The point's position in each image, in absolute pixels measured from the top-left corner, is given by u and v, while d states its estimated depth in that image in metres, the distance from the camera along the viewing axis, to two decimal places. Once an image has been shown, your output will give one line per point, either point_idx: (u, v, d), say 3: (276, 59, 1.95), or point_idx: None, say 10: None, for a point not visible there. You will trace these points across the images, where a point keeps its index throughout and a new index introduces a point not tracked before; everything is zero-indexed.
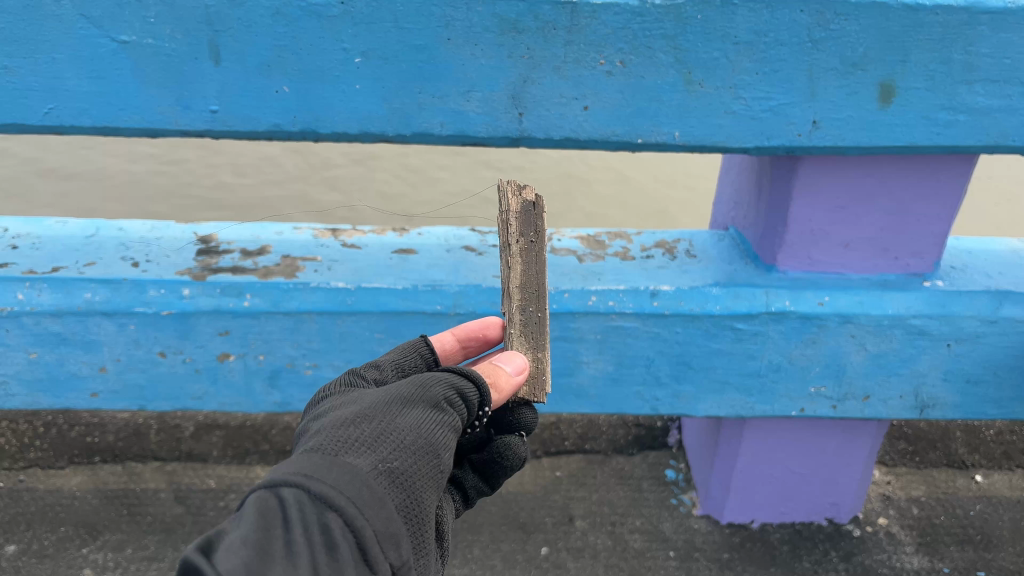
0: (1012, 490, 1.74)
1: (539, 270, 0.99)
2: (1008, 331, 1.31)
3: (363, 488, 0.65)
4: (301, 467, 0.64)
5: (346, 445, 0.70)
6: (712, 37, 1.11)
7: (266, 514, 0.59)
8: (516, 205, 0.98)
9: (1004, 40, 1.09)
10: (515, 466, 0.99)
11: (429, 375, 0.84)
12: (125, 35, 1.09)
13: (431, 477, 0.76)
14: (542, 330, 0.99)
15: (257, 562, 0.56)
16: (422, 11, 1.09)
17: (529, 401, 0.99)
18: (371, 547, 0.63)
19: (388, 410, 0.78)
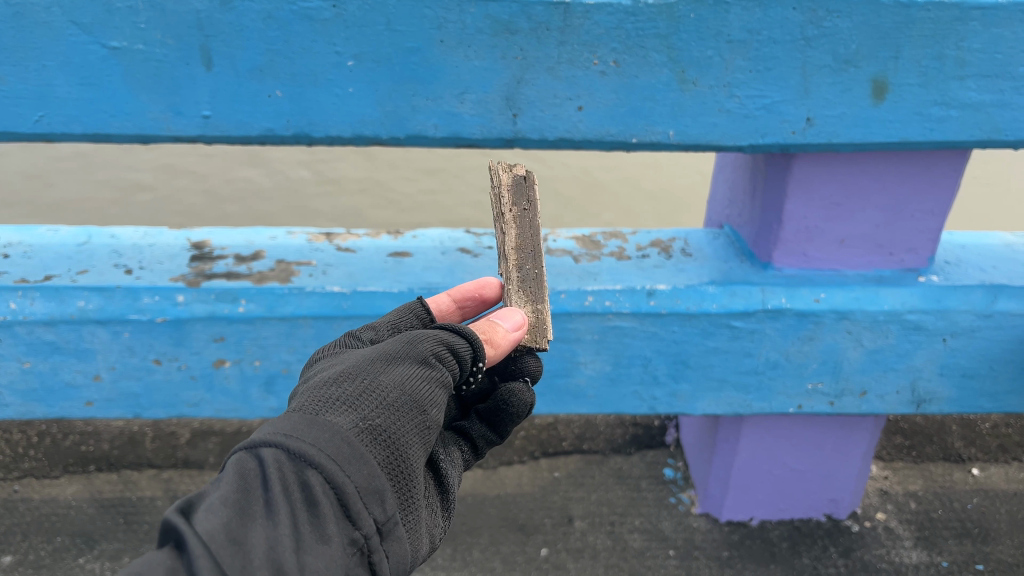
0: (1008, 483, 1.75)
1: (534, 233, 1.02)
2: (1003, 325, 1.32)
3: (344, 445, 0.65)
4: (280, 427, 0.64)
5: (327, 401, 0.70)
6: (705, 35, 1.10)
7: (244, 475, 0.60)
8: (505, 180, 1.02)
9: (995, 35, 1.09)
10: (521, 413, 0.97)
11: (416, 332, 0.83)
12: (115, 41, 1.09)
13: (419, 432, 0.74)
14: (540, 285, 1.00)
15: (237, 521, 0.57)
16: (415, 13, 1.08)
17: (532, 349, 0.98)
18: (352, 503, 0.63)
19: (372, 367, 0.76)
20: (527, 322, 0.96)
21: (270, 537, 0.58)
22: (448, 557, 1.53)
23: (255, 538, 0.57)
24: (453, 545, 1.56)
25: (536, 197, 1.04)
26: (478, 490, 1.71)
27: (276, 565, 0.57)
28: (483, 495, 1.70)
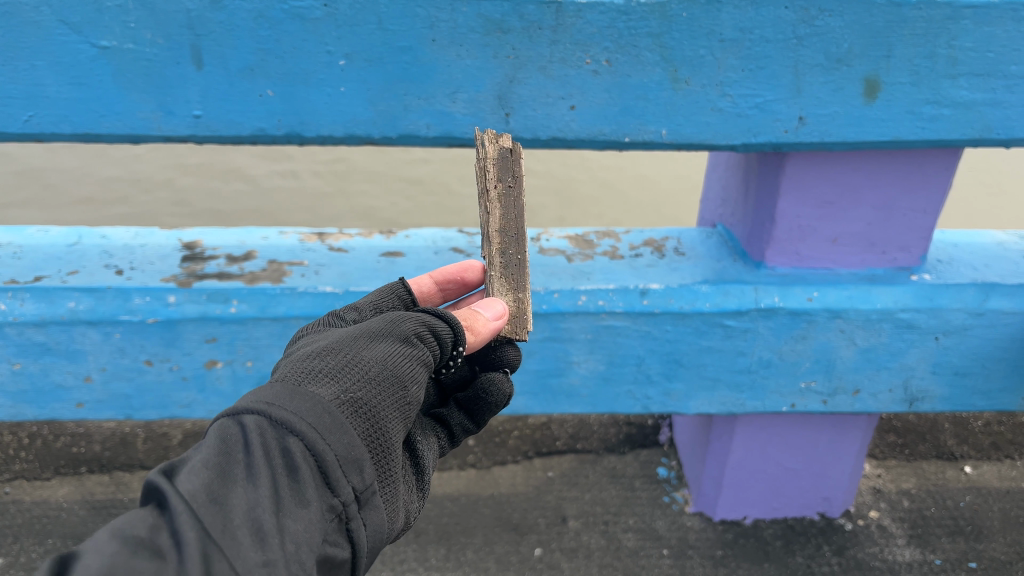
0: (1000, 481, 1.75)
1: (517, 213, 1.00)
2: (995, 323, 1.32)
3: (325, 413, 0.64)
4: (261, 395, 0.62)
5: (309, 373, 0.69)
6: (697, 34, 1.10)
7: (225, 438, 0.58)
8: (491, 152, 0.99)
9: (987, 34, 1.09)
10: (499, 403, 0.97)
11: (398, 313, 0.82)
12: (105, 40, 1.08)
13: (400, 408, 0.73)
14: (522, 272, 0.99)
15: (218, 483, 0.56)
16: (406, 12, 1.08)
17: (512, 339, 0.98)
18: (332, 470, 0.62)
19: (354, 342, 0.75)
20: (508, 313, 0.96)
21: (253, 499, 0.57)
22: (442, 558, 1.53)
23: (237, 499, 0.56)
24: (447, 546, 1.56)
25: (522, 172, 1.00)
26: (472, 490, 1.71)
27: (258, 527, 0.56)
28: (477, 495, 1.70)
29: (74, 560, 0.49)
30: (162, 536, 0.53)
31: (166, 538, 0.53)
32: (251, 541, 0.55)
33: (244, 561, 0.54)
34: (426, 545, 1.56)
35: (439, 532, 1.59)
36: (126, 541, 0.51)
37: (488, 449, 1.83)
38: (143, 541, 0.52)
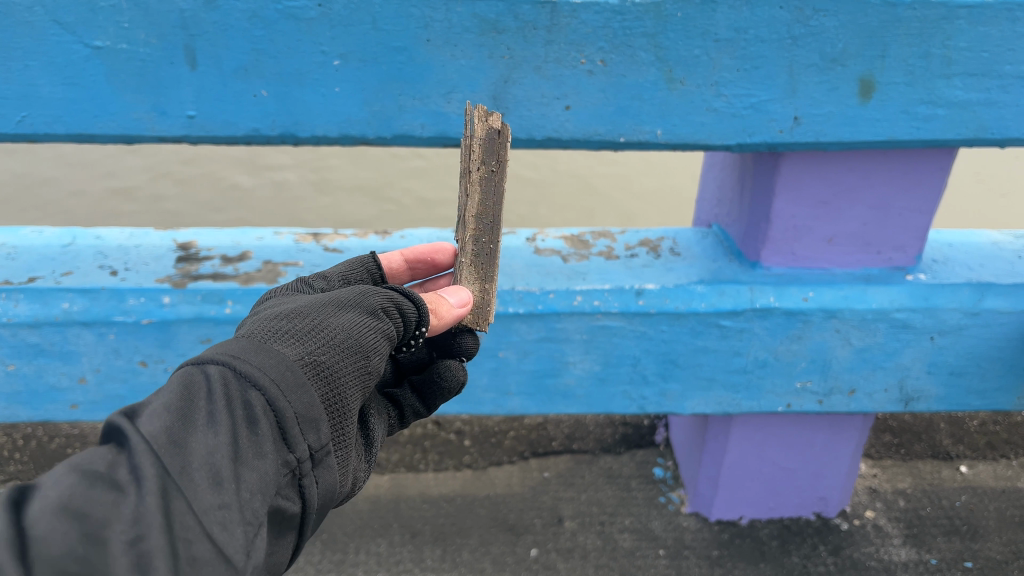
0: (996, 480, 1.76)
1: (495, 200, 0.99)
2: (990, 323, 1.32)
3: (288, 372, 0.66)
4: (226, 349, 0.64)
5: (274, 334, 0.70)
6: (692, 34, 1.10)
7: (188, 385, 0.59)
8: (479, 132, 0.96)
9: (982, 34, 1.09)
10: (452, 389, 1.03)
11: (364, 287, 0.85)
12: (99, 41, 1.07)
13: (359, 376, 0.76)
14: (492, 262, 1.01)
15: (178, 426, 0.57)
16: (401, 12, 1.08)
17: (472, 329, 1.02)
18: (291, 425, 0.63)
19: (320, 309, 0.77)
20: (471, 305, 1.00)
21: (213, 443, 0.57)
22: (438, 559, 1.53)
23: (197, 442, 0.57)
24: (443, 547, 1.56)
25: (506, 155, 0.98)
26: (468, 491, 1.71)
27: (217, 471, 0.57)
28: (473, 496, 1.70)
29: (32, 491, 0.51)
30: (122, 469, 0.54)
31: (126, 471, 0.54)
32: (208, 485, 0.56)
33: (201, 503, 0.55)
34: (422, 546, 1.56)
35: (436, 533, 1.59)
36: (85, 472, 0.52)
37: (484, 450, 1.83)
38: (103, 473, 0.53)
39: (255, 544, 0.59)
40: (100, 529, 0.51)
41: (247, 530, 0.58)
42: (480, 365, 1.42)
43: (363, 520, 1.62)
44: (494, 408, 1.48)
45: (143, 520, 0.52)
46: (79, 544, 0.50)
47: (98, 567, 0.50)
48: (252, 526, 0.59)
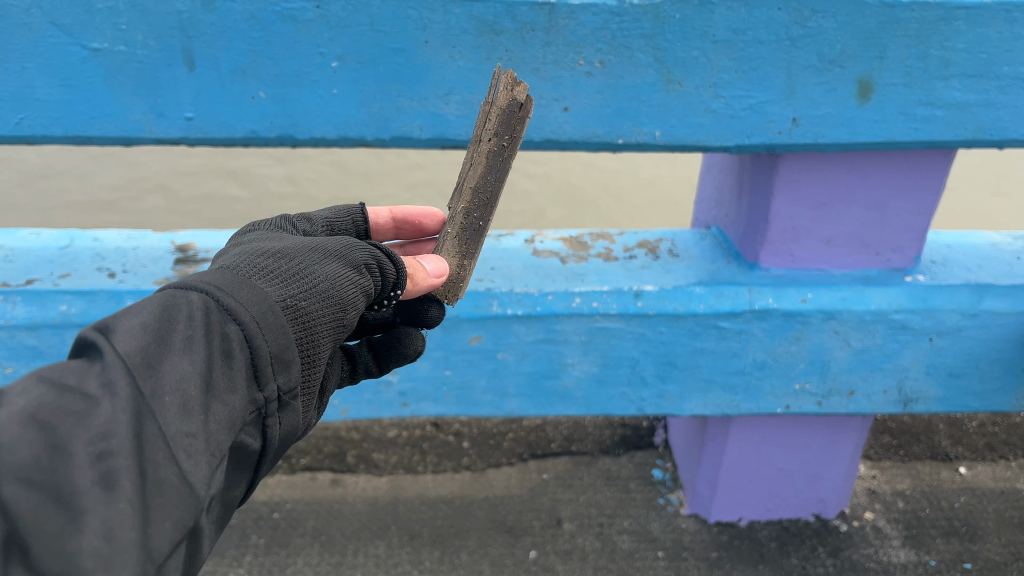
0: (994, 481, 1.75)
1: (496, 175, 1.01)
2: (988, 324, 1.32)
3: (268, 311, 0.69)
4: (211, 280, 0.67)
5: (259, 274, 0.74)
6: (690, 35, 1.10)
7: (168, 308, 0.62)
8: (499, 103, 0.96)
9: (980, 35, 1.09)
10: (407, 356, 1.05)
11: (347, 240, 0.89)
12: (96, 43, 1.07)
13: (331, 326, 0.80)
14: (476, 238, 1.04)
15: (154, 347, 0.60)
16: (399, 14, 1.08)
17: (440, 300, 1.05)
18: (265, 364, 0.67)
19: (305, 256, 0.81)
20: (447, 277, 1.04)
21: (187, 370, 0.61)
22: (436, 561, 1.53)
23: (171, 366, 0.60)
24: (441, 549, 1.56)
25: (521, 131, 0.99)
26: (467, 493, 1.71)
27: (187, 396, 0.60)
28: (472, 497, 1.69)
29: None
30: (92, 383, 0.56)
31: (95, 387, 0.56)
32: (178, 409, 0.59)
33: (170, 427, 0.58)
34: (421, 548, 1.56)
35: (434, 535, 1.59)
36: (54, 385, 0.54)
37: (483, 452, 1.83)
38: (71, 388, 0.55)
39: (216, 474, 0.62)
40: (67, 440, 0.53)
41: (211, 460, 0.61)
42: (479, 366, 1.42)
43: (362, 522, 1.62)
44: (492, 409, 1.48)
45: (112, 435, 0.55)
46: (45, 454, 0.52)
47: (62, 478, 0.52)
48: (216, 457, 0.62)
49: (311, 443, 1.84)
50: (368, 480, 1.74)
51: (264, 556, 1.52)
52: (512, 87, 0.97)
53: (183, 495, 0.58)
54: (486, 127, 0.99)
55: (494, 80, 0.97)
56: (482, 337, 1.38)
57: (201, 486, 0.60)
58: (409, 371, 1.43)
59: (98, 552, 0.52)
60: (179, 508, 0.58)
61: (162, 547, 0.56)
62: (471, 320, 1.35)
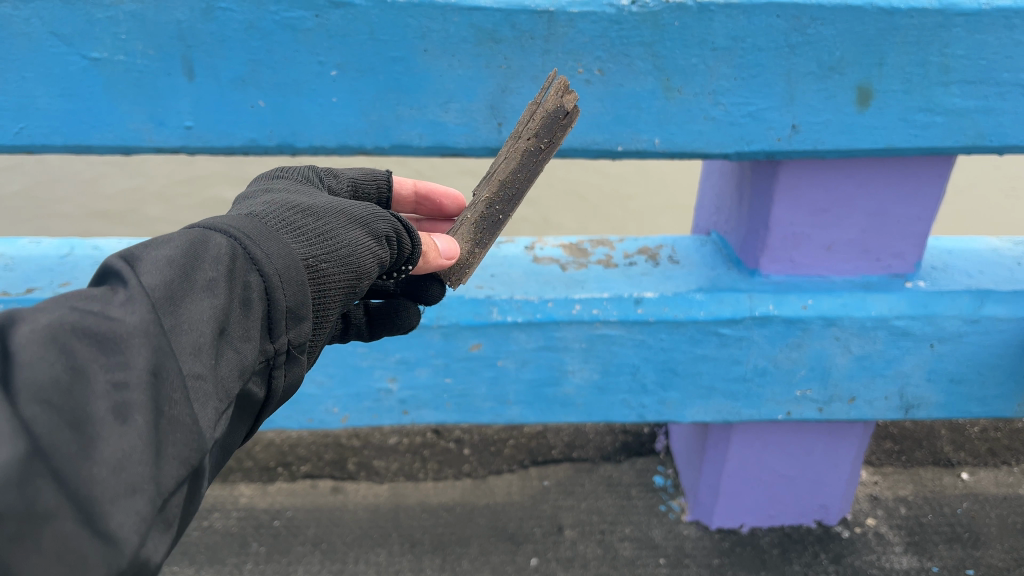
0: (997, 487, 1.75)
1: (526, 175, 1.01)
2: (989, 330, 1.31)
3: (290, 266, 0.71)
4: (240, 227, 0.70)
5: (284, 229, 0.77)
6: (689, 43, 1.10)
7: (197, 247, 0.63)
8: (547, 106, 0.97)
9: (979, 42, 1.09)
10: (400, 328, 1.08)
11: (374, 209, 0.91)
12: (96, 52, 1.07)
13: (345, 292, 0.82)
14: (492, 230, 1.04)
15: (178, 283, 0.60)
16: (399, 22, 1.08)
17: (441, 279, 1.07)
18: (279, 317, 0.69)
19: (332, 219, 0.84)
20: (455, 261, 1.04)
21: (206, 311, 0.61)
22: (437, 569, 1.53)
23: (191, 305, 0.61)
24: (442, 556, 1.55)
25: (563, 139, 0.98)
26: (468, 500, 1.70)
27: (203, 338, 0.60)
28: (473, 504, 1.69)
29: (19, 316, 0.50)
30: (116, 310, 0.55)
31: (120, 312, 0.55)
32: (192, 349, 0.59)
33: (185, 366, 0.58)
34: (421, 555, 1.56)
35: (435, 542, 1.59)
36: (78, 309, 0.53)
37: (483, 458, 1.82)
38: (96, 313, 0.53)
39: (222, 419, 0.62)
40: (87, 364, 0.51)
41: (219, 405, 0.61)
42: (479, 374, 1.42)
43: (362, 529, 1.61)
44: (493, 417, 1.47)
45: (129, 366, 0.53)
46: (65, 377, 0.50)
47: (79, 402, 0.50)
48: (223, 403, 0.62)
49: (311, 450, 1.83)
50: (368, 488, 1.74)
51: (265, 564, 1.52)
52: (562, 94, 0.97)
53: (192, 435, 0.57)
54: (530, 125, 0.99)
55: (552, 85, 0.99)
56: (482, 344, 1.38)
57: (207, 428, 0.59)
58: (409, 379, 1.43)
59: (108, 481, 0.50)
60: (187, 446, 0.57)
61: (169, 484, 0.55)
62: (471, 327, 1.35)
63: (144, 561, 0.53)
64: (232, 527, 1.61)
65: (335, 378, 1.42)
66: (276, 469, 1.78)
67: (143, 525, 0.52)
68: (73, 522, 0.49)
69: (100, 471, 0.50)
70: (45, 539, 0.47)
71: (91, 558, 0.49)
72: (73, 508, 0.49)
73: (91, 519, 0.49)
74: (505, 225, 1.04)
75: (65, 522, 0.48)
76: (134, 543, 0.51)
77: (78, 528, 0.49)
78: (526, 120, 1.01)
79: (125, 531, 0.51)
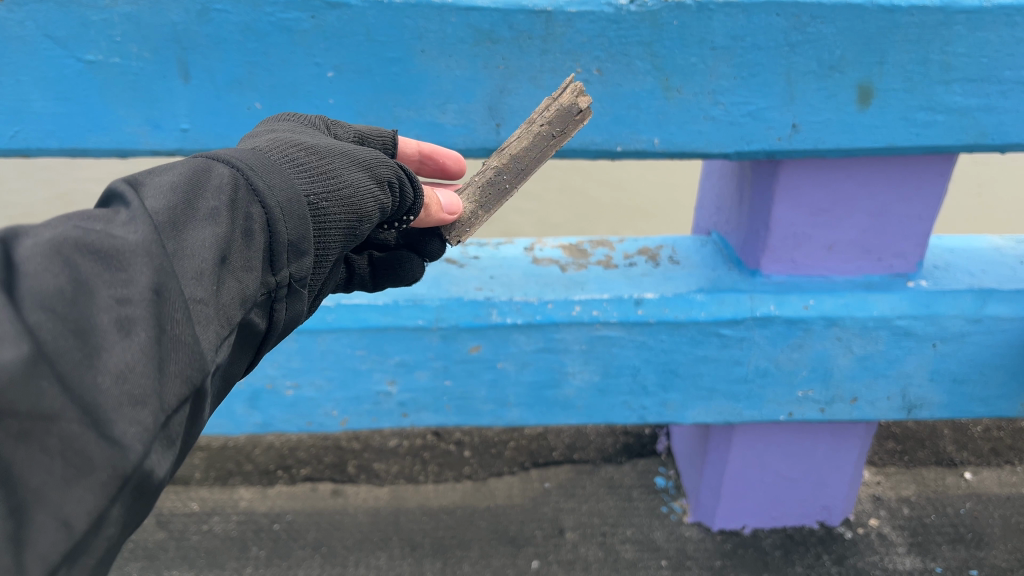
0: (1001, 487, 1.74)
1: (536, 158, 1.00)
2: (992, 329, 1.31)
3: (291, 200, 0.71)
4: (244, 159, 0.69)
5: (286, 164, 0.76)
6: (689, 42, 1.09)
7: (199, 176, 0.63)
8: (565, 98, 0.97)
9: (980, 40, 1.08)
10: (404, 280, 1.07)
11: (377, 152, 0.89)
12: (91, 55, 1.07)
13: (344, 234, 0.82)
14: (495, 198, 1.03)
15: (180, 210, 0.60)
16: (395, 23, 1.07)
17: (442, 236, 1.06)
18: (281, 250, 0.69)
19: (335, 158, 0.82)
20: (456, 218, 1.04)
21: (209, 238, 0.60)
22: (438, 572, 1.52)
23: (194, 232, 0.60)
24: (443, 560, 1.55)
25: (573, 133, 0.98)
26: (468, 503, 1.70)
27: (205, 264, 0.59)
28: (473, 507, 1.68)
29: (22, 230, 0.50)
30: (118, 229, 0.54)
31: (123, 232, 0.54)
32: (195, 274, 0.58)
33: (188, 290, 0.57)
34: (422, 559, 1.55)
35: (436, 546, 1.58)
36: (80, 226, 0.52)
37: (484, 461, 1.81)
38: (99, 231, 0.52)
39: (223, 345, 0.61)
40: (91, 278, 0.51)
41: (221, 329, 0.61)
42: (479, 376, 1.41)
43: (363, 533, 1.61)
44: (493, 419, 1.47)
45: (132, 283, 0.53)
46: (70, 289, 0.49)
47: (82, 313, 0.50)
48: (224, 329, 0.61)
49: (312, 453, 1.83)
50: (369, 491, 1.73)
51: (265, 568, 1.52)
52: (579, 94, 0.98)
53: (193, 356, 0.56)
54: (545, 114, 0.99)
55: (568, 84, 1.00)
56: (482, 346, 1.37)
57: (207, 351, 0.58)
58: (409, 382, 1.42)
59: (111, 391, 0.50)
60: (188, 365, 0.56)
61: (171, 402, 0.54)
62: (470, 328, 1.35)
63: (146, 473, 0.53)
64: (232, 531, 1.60)
65: (334, 382, 1.41)
66: (276, 473, 1.77)
67: (147, 436, 0.52)
68: (78, 424, 0.49)
69: (104, 380, 0.50)
70: (51, 438, 0.48)
71: (96, 460, 0.49)
72: (78, 411, 0.49)
73: (96, 424, 0.49)
74: (508, 197, 1.04)
75: (69, 424, 0.48)
76: (138, 451, 0.51)
77: (84, 430, 0.49)
78: (542, 110, 1.01)
79: (129, 438, 0.50)
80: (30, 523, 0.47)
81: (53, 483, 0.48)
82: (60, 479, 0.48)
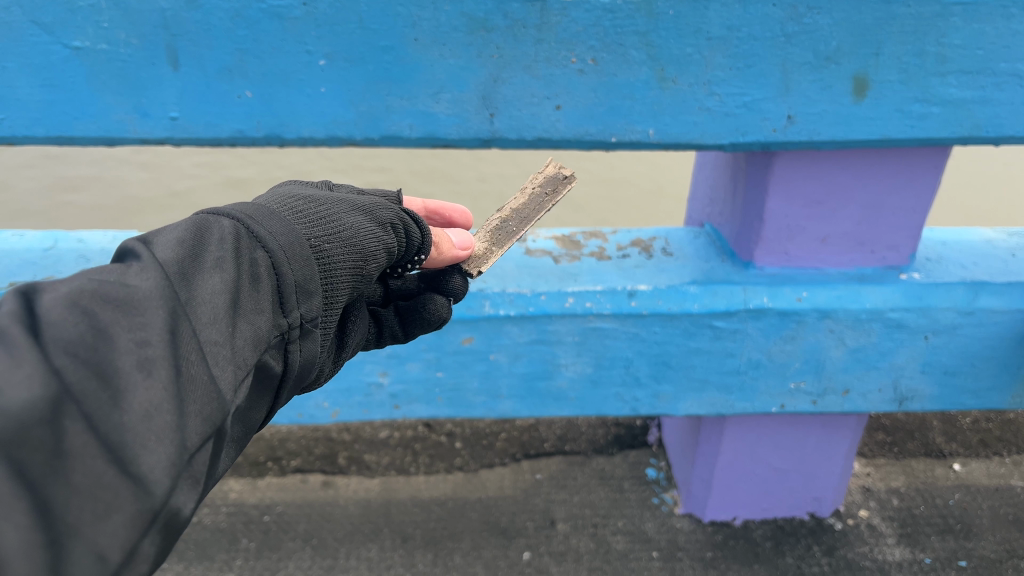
0: (989, 478, 1.75)
1: (535, 210, 1.09)
2: (984, 322, 1.31)
3: (294, 244, 0.70)
4: (243, 209, 0.69)
5: (287, 212, 0.76)
6: (685, 33, 1.08)
7: (202, 229, 0.62)
8: (550, 166, 1.12)
9: (976, 31, 1.08)
10: (432, 323, 1.01)
11: (376, 198, 0.89)
12: (77, 41, 1.05)
13: (354, 276, 0.80)
14: (505, 242, 1.06)
15: (188, 262, 0.60)
16: (388, 11, 1.05)
17: (464, 268, 1.03)
18: (289, 292, 0.68)
19: (334, 205, 0.82)
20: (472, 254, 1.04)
21: (217, 285, 0.60)
22: (429, 564, 1.51)
23: (203, 280, 0.60)
24: (434, 551, 1.54)
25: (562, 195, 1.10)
26: (459, 494, 1.69)
27: (217, 310, 0.59)
28: (464, 498, 1.68)
29: (40, 286, 0.51)
30: (132, 278, 0.54)
31: (136, 280, 0.54)
32: (209, 319, 0.58)
33: (202, 333, 0.57)
34: (413, 550, 1.55)
35: (427, 537, 1.57)
36: (96, 278, 0.53)
37: (476, 452, 1.81)
38: (113, 282, 0.53)
39: (242, 386, 0.61)
40: (110, 325, 0.51)
41: (237, 371, 0.60)
42: (471, 368, 1.41)
43: (353, 525, 1.60)
44: (485, 411, 1.46)
45: (149, 326, 0.53)
46: (90, 335, 0.50)
47: (105, 356, 0.50)
48: (242, 370, 0.61)
49: (302, 445, 1.82)
50: (359, 482, 1.72)
51: (254, 560, 1.51)
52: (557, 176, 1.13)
53: (212, 395, 0.56)
54: (534, 181, 1.12)
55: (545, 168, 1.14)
56: (474, 338, 1.37)
57: (227, 391, 0.58)
58: (400, 373, 1.41)
59: (138, 428, 0.50)
60: (208, 405, 0.56)
61: (193, 440, 0.54)
62: (463, 321, 1.34)
63: (173, 511, 0.53)
64: (221, 523, 1.59)
65: None
66: (265, 464, 1.76)
67: (172, 470, 0.52)
68: (102, 460, 0.49)
69: (129, 419, 0.50)
70: (76, 475, 0.48)
71: (123, 494, 0.49)
72: (100, 447, 0.49)
73: (121, 461, 0.49)
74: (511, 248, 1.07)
75: (93, 460, 0.48)
76: (164, 486, 0.51)
77: (108, 466, 0.49)
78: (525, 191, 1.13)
79: (156, 474, 0.51)
80: (67, 557, 0.46)
81: (86, 519, 0.48)
82: (92, 516, 0.48)
